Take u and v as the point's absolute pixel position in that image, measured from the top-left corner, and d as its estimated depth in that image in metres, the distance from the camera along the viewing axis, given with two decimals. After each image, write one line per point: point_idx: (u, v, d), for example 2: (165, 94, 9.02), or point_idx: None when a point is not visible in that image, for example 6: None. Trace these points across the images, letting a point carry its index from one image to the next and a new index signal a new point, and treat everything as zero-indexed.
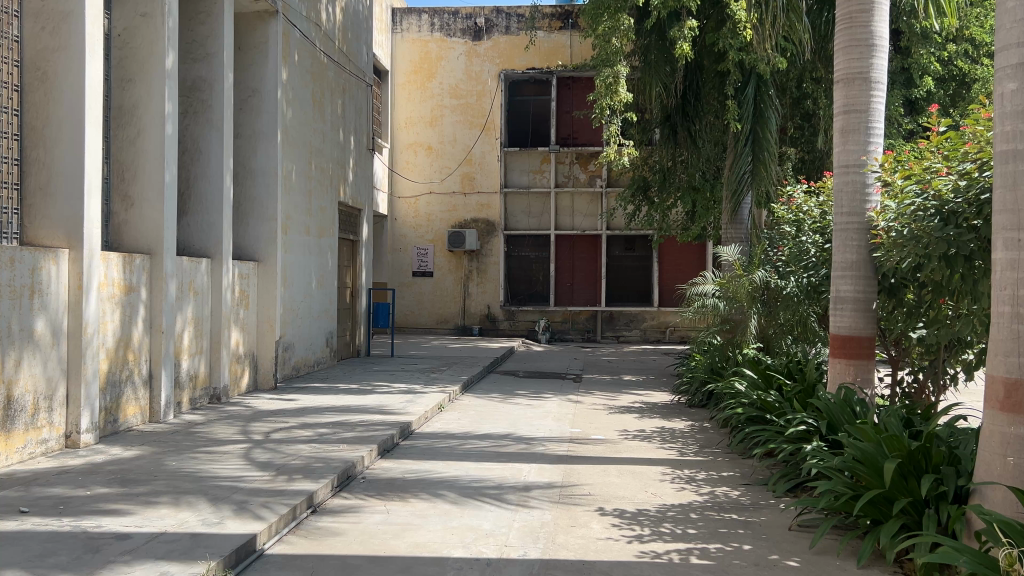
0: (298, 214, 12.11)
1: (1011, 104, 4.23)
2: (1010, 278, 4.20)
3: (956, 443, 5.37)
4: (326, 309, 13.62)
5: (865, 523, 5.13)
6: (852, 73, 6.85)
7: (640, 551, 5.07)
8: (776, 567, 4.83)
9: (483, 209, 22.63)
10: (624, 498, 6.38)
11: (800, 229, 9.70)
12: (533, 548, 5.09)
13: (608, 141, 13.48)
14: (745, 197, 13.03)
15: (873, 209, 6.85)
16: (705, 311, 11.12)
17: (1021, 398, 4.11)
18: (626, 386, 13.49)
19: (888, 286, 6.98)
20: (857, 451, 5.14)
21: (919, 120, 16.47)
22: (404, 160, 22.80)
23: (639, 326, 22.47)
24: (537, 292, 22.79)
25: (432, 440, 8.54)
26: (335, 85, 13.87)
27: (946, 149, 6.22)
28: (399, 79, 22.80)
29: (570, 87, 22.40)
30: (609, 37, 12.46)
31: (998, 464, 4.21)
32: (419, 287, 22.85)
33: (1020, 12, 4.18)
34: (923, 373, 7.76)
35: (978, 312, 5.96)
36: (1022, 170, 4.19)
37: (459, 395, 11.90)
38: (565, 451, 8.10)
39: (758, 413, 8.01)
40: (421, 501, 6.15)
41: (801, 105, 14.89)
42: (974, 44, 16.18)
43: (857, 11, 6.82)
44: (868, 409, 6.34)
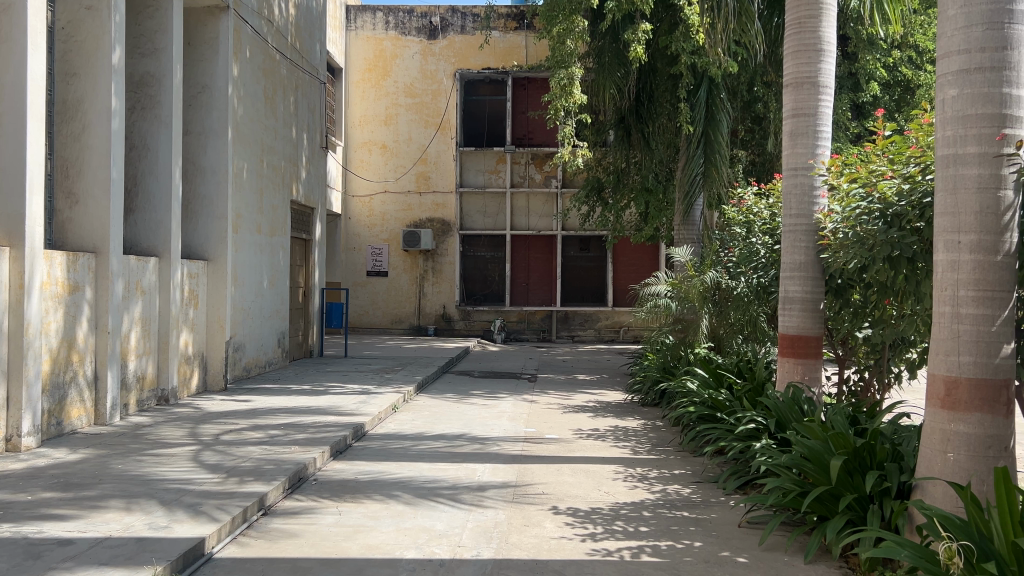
0: (249, 211, 11.92)
1: (953, 109, 4.34)
2: (950, 278, 4.31)
3: (900, 440, 5.50)
4: (278, 309, 13.43)
5: (812, 519, 5.23)
6: (801, 77, 7.04)
7: (593, 549, 5.11)
8: (726, 563, 4.90)
9: (438, 209, 22.54)
10: (578, 496, 6.42)
11: (751, 230, 9.85)
12: (486, 548, 5.09)
13: (563, 142, 13.55)
14: (698, 199, 13.24)
15: (821, 211, 6.99)
16: (657, 311, 11.25)
17: (960, 396, 4.23)
18: (581, 385, 13.59)
19: (836, 287, 7.12)
20: (805, 448, 5.23)
21: (866, 124, 16.86)
22: (358, 158, 22.59)
23: (593, 326, 22.69)
24: (493, 293, 22.84)
25: (386, 441, 8.52)
26: (287, 83, 13.70)
27: (890, 152, 6.32)
28: (353, 77, 22.58)
29: (526, 87, 22.42)
30: (564, 39, 12.46)
31: (938, 461, 4.34)
32: (373, 286, 22.72)
33: (961, 20, 4.30)
34: (869, 371, 7.90)
35: (922, 313, 6.04)
36: (961, 175, 4.30)
37: (414, 395, 11.87)
38: (520, 451, 8.12)
39: (709, 412, 8.13)
40: (375, 502, 6.11)
41: (752, 109, 15.15)
42: (917, 51, 16.62)
43: (806, 16, 7.00)
44: (815, 407, 6.48)
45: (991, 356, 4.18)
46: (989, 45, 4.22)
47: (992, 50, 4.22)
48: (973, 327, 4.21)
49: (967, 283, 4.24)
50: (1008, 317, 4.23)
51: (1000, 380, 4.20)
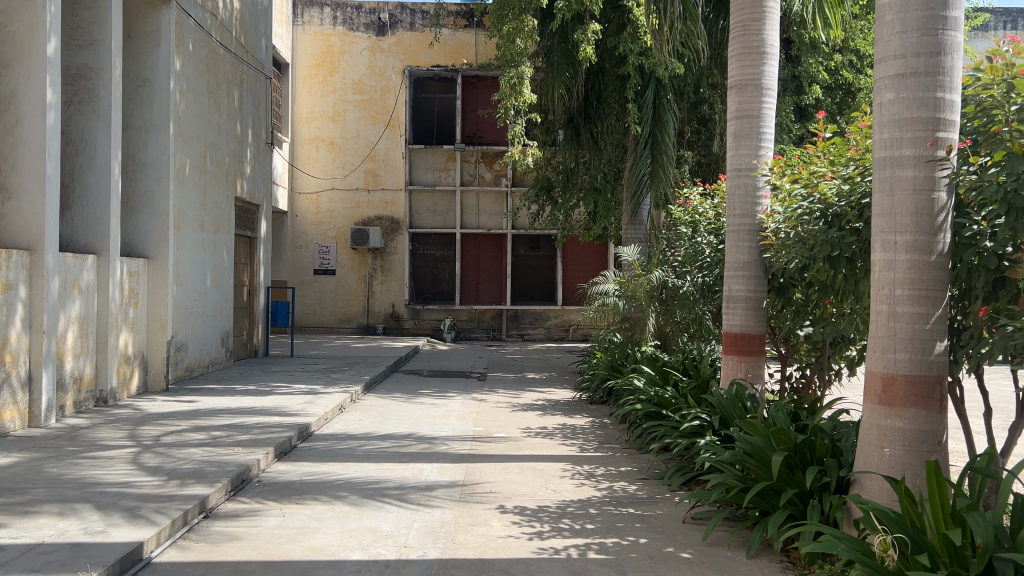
0: (191, 208, 11.66)
1: (890, 112, 4.45)
2: (887, 278, 4.42)
3: (838, 435, 5.63)
4: (221, 308, 13.17)
5: (754, 514, 5.31)
6: (744, 79, 7.18)
7: (539, 548, 5.12)
8: (670, 559, 4.95)
9: (387, 207, 22.37)
10: (525, 495, 6.43)
11: (696, 230, 9.98)
12: (432, 548, 5.06)
13: (513, 141, 13.59)
14: (645, 199, 13.37)
15: (763, 212, 7.14)
16: (605, 310, 11.30)
17: (896, 392, 4.34)
18: (529, 383, 13.61)
19: (777, 286, 7.26)
20: (747, 444, 5.32)
21: (809, 126, 17.12)
22: (304, 155, 22.27)
23: (543, 325, 22.75)
24: (442, 291, 22.75)
25: (332, 441, 8.41)
26: (232, 77, 13.44)
27: (830, 154, 6.43)
28: (300, 72, 22.25)
29: (475, 85, 22.36)
30: (513, 38, 12.45)
31: (875, 456, 4.44)
32: (320, 285, 22.46)
33: (898, 26, 4.40)
34: (810, 368, 8.03)
35: (861, 311, 6.10)
36: (897, 177, 4.40)
37: (362, 395, 11.76)
38: (468, 450, 8.10)
39: (656, 409, 8.24)
40: (319, 503, 6.04)
41: (698, 110, 15.34)
42: (857, 55, 16.98)
43: (750, 19, 7.14)
44: (758, 404, 6.60)
45: (926, 353, 4.30)
46: (924, 51, 4.33)
47: (927, 55, 4.33)
48: (908, 325, 4.32)
49: (902, 283, 4.35)
50: (942, 315, 4.34)
51: (934, 376, 4.32)
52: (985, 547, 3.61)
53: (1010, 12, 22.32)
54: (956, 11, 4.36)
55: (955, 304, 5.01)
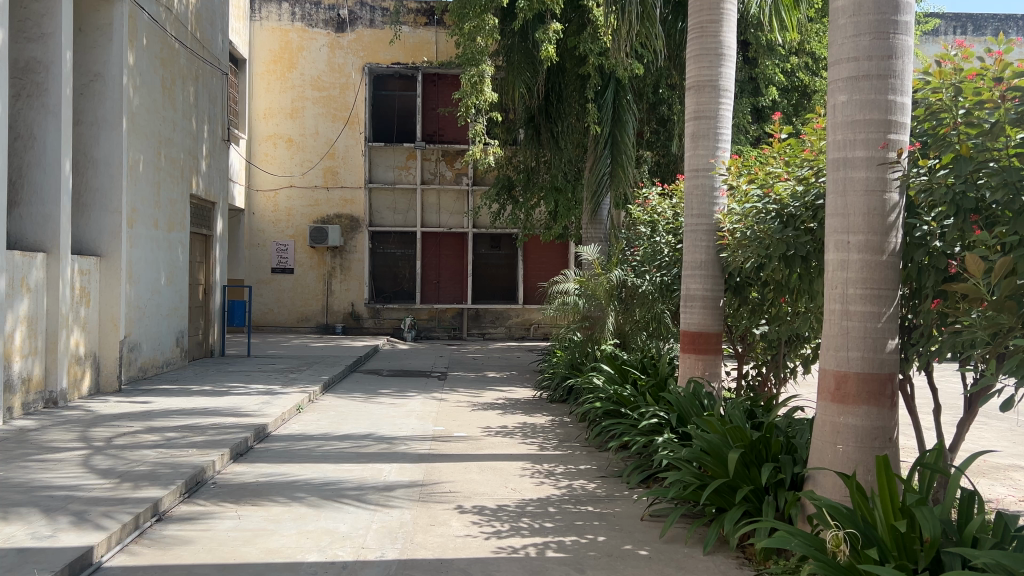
0: (145, 206, 11.44)
1: (843, 115, 4.52)
2: (840, 277, 4.49)
3: (793, 432, 5.72)
4: (176, 307, 12.94)
5: (711, 511, 5.37)
6: (702, 81, 7.24)
7: (497, 547, 5.11)
8: (628, 556, 4.98)
9: (346, 205, 22.19)
10: (484, 494, 6.42)
11: (655, 229, 10.07)
12: (390, 549, 5.03)
13: (474, 139, 13.57)
14: (605, 199, 13.46)
15: (720, 212, 7.22)
16: (566, 309, 11.39)
17: (848, 390, 4.42)
18: (490, 382, 13.60)
19: (734, 285, 7.37)
20: (704, 442, 5.37)
21: (765, 127, 17.33)
22: (262, 152, 22.01)
23: (504, 324, 22.76)
24: (403, 290, 22.63)
25: (289, 442, 8.32)
26: (187, 72, 13.21)
27: (786, 155, 6.53)
28: (257, 68, 21.96)
29: (436, 83, 22.18)
30: (474, 36, 12.42)
31: (828, 453, 4.52)
32: (278, 283, 22.22)
33: (851, 29, 4.47)
34: (766, 366, 8.13)
35: (815, 309, 6.17)
36: (850, 178, 4.48)
37: (321, 395, 11.66)
38: (428, 449, 8.07)
39: (615, 407, 8.30)
40: (276, 505, 5.96)
41: (657, 110, 15.48)
42: (813, 57, 17.23)
43: (708, 21, 7.21)
44: (715, 402, 6.68)
45: (878, 351, 4.38)
46: (877, 54, 4.40)
47: (880, 58, 4.40)
48: (861, 323, 4.39)
49: (855, 282, 4.42)
50: (893, 314, 4.42)
51: (885, 374, 4.40)
52: (932, 541, 3.69)
53: (959, 17, 22.89)
54: (906, 16, 4.44)
55: (906, 303, 5.11)
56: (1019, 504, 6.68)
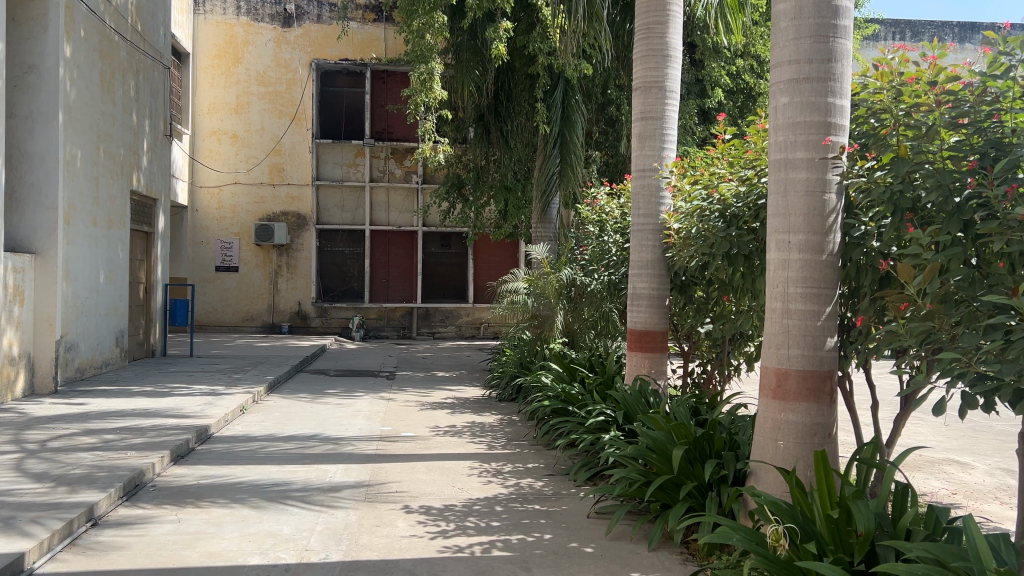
0: (83, 202, 11.14)
1: (784, 116, 4.61)
2: (781, 276, 4.56)
3: (736, 429, 5.80)
4: (116, 306, 12.62)
5: (655, 507, 5.42)
6: (649, 81, 7.31)
7: (443, 547, 5.08)
8: (574, 554, 4.99)
9: (292, 202, 21.90)
10: (431, 493, 6.38)
11: (603, 229, 10.12)
12: (334, 551, 4.96)
13: (424, 137, 13.50)
14: (554, 198, 13.51)
15: (666, 212, 7.31)
16: (515, 308, 11.31)
17: (789, 387, 4.50)
18: (439, 382, 13.55)
19: (679, 284, 7.48)
20: (649, 439, 5.42)
21: (711, 129, 17.56)
22: (206, 148, 21.59)
23: (454, 322, 22.71)
24: (351, 289, 22.41)
25: (232, 443, 8.16)
26: (127, 66, 12.88)
27: (729, 155, 6.65)
28: (201, 63, 21.52)
29: (385, 80, 22.05)
30: (423, 34, 12.31)
31: (770, 449, 4.59)
32: (222, 282, 21.83)
33: (792, 32, 4.55)
34: (711, 364, 8.23)
35: (757, 307, 6.26)
36: (790, 179, 4.56)
37: (265, 395, 11.49)
38: (374, 450, 8.00)
39: (563, 405, 8.34)
40: (217, 508, 5.84)
41: (606, 111, 15.58)
42: (758, 60, 17.55)
43: (654, 23, 7.28)
44: (660, 399, 6.80)
45: (817, 349, 4.46)
46: (817, 57, 4.49)
47: (820, 61, 4.49)
48: (801, 322, 4.47)
49: (795, 281, 4.50)
50: (832, 312, 4.50)
51: (825, 371, 4.49)
52: (866, 534, 3.77)
53: (898, 23, 23.55)
54: (844, 20, 4.53)
55: (845, 302, 5.21)
56: (953, 496, 6.89)
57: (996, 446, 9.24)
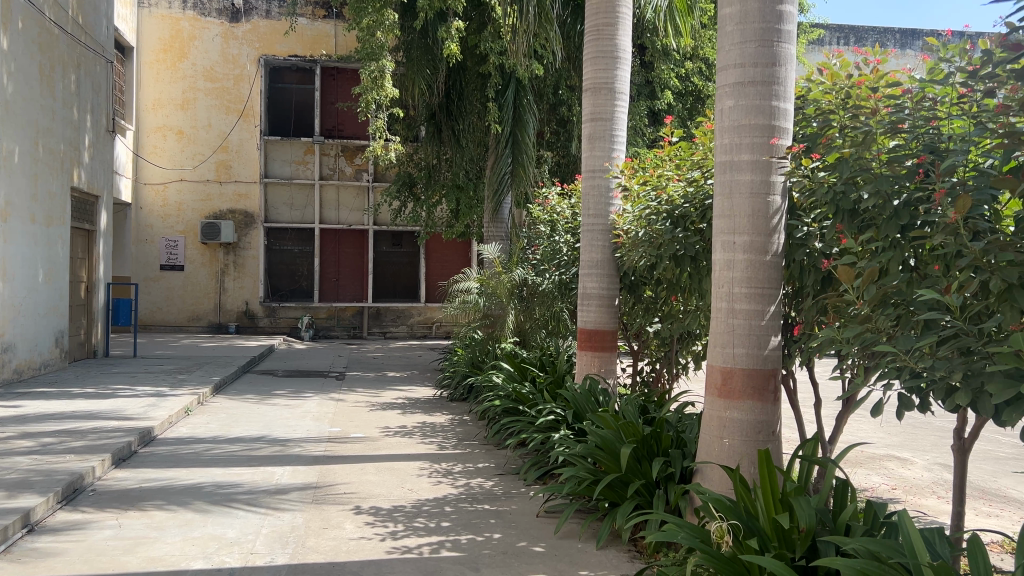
0: (20, 199, 10.82)
1: (730, 119, 4.68)
2: (725, 276, 4.64)
3: (684, 427, 5.87)
4: (55, 306, 12.28)
5: (604, 505, 5.46)
6: (598, 82, 7.36)
7: (392, 548, 5.05)
8: (522, 554, 5.01)
9: (240, 200, 21.57)
10: (380, 495, 6.33)
11: (555, 229, 10.18)
12: (280, 554, 4.90)
13: (375, 135, 13.40)
14: (506, 198, 13.52)
15: (615, 213, 7.37)
16: (467, 307, 11.39)
17: (734, 385, 4.57)
18: (389, 382, 13.47)
19: (629, 283, 7.56)
20: (598, 438, 5.47)
21: (660, 130, 17.75)
22: (150, 144, 21.11)
23: (406, 322, 22.60)
24: (300, 288, 22.14)
25: (176, 446, 8.00)
26: (67, 59, 12.55)
27: (677, 157, 6.71)
28: (145, 57, 21.04)
29: (335, 77, 21.85)
30: (373, 31, 12.19)
31: (715, 447, 4.66)
32: (168, 280, 21.42)
33: (737, 36, 4.62)
34: (659, 363, 8.31)
35: (703, 307, 6.36)
36: (734, 180, 4.63)
37: (211, 396, 11.29)
38: (323, 451, 7.92)
39: (513, 405, 8.36)
40: (161, 512, 5.73)
41: (557, 111, 15.62)
42: (707, 62, 17.82)
43: (604, 24, 7.32)
44: (609, 398, 6.85)
45: (761, 348, 4.53)
46: (761, 61, 4.57)
47: (765, 65, 4.57)
48: (745, 322, 4.54)
49: (740, 281, 4.57)
50: (775, 312, 4.58)
51: (769, 370, 4.56)
52: (807, 530, 3.85)
53: (842, 29, 24.07)
54: (788, 25, 4.61)
55: (789, 301, 5.30)
56: (892, 491, 7.06)
57: (935, 442, 9.51)
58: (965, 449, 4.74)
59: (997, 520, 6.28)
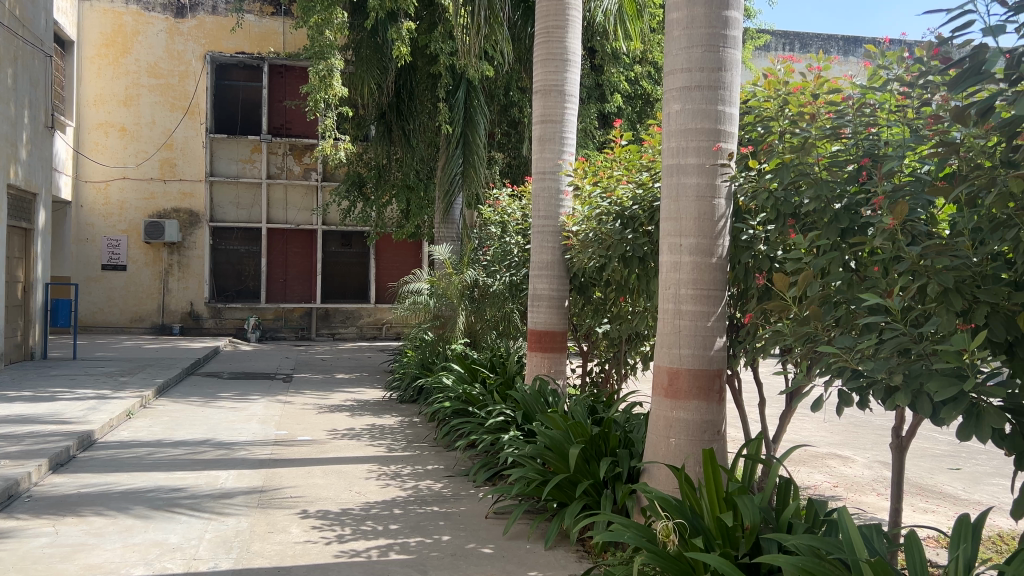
0: None
1: (677, 123, 4.73)
2: (672, 278, 4.69)
3: (631, 427, 5.93)
4: None
5: (553, 506, 5.47)
6: (548, 85, 7.40)
7: (339, 551, 5.00)
8: (471, 555, 5.00)
9: (185, 198, 21.17)
10: (328, 498, 6.27)
11: (505, 230, 10.25)
12: (224, 559, 4.81)
13: (324, 134, 13.25)
14: (457, 198, 13.48)
15: (565, 214, 7.40)
16: (417, 308, 11.29)
17: (680, 385, 4.63)
18: (337, 384, 13.34)
19: (579, 285, 7.62)
20: (547, 438, 5.49)
21: (610, 133, 17.87)
22: (91, 141, 20.57)
23: (355, 323, 22.42)
24: (247, 289, 21.79)
25: (117, 450, 7.81)
26: (4, 53, 12.17)
27: (626, 159, 6.75)
28: (87, 52, 20.51)
29: (283, 75, 21.58)
30: (322, 30, 12.05)
31: (662, 446, 4.71)
32: (109, 281, 20.91)
33: (685, 41, 4.67)
34: (608, 364, 8.37)
35: (651, 308, 6.43)
36: (681, 183, 4.69)
37: (155, 399, 11.04)
38: (269, 455, 7.80)
39: (463, 406, 8.36)
40: (100, 518, 5.58)
41: (508, 113, 15.61)
42: (656, 66, 18.02)
43: (554, 27, 7.37)
44: (558, 399, 6.88)
45: (706, 349, 4.60)
46: (707, 66, 4.63)
47: (710, 70, 4.63)
48: (692, 322, 4.60)
49: (686, 283, 4.63)
50: (721, 313, 4.65)
51: (714, 370, 4.62)
52: (752, 528, 3.90)
53: (787, 35, 24.55)
54: (734, 31, 4.68)
55: (735, 302, 5.39)
56: (834, 489, 7.23)
57: (875, 441, 9.75)
58: (903, 446, 4.86)
59: (933, 516, 6.48)
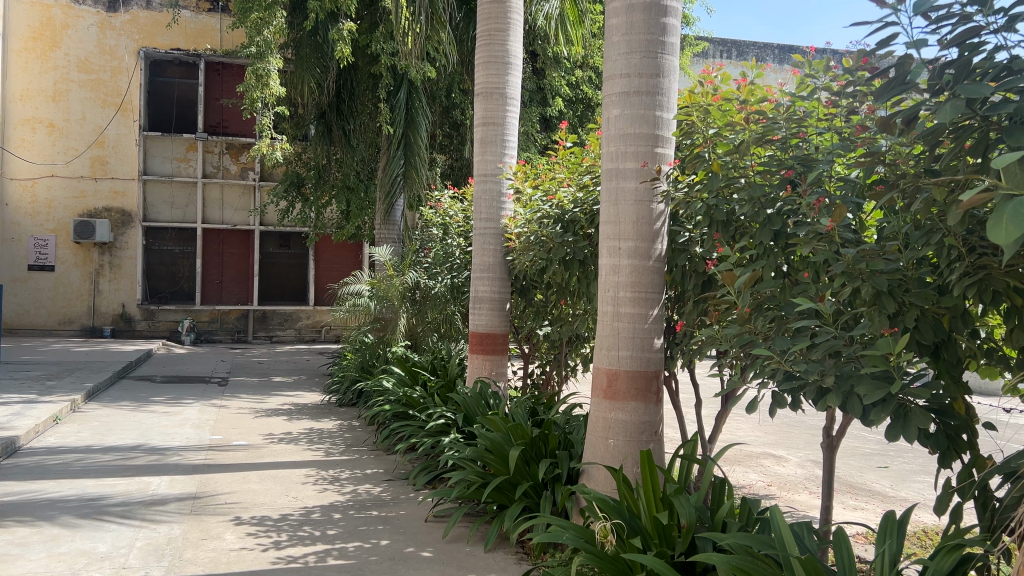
0: None
1: (616, 127, 4.79)
2: (611, 281, 4.74)
3: (572, 428, 5.96)
4: None
5: (492, 508, 5.48)
6: (490, 87, 7.40)
7: (276, 558, 4.91)
8: (410, 559, 4.97)
9: (117, 197, 20.58)
10: (264, 503, 6.16)
11: (447, 232, 10.18)
12: (155, 567, 4.69)
13: (261, 132, 13.02)
14: (399, 200, 13.37)
15: (507, 217, 7.39)
16: (357, 310, 11.26)
17: (619, 386, 4.67)
18: (274, 387, 13.11)
19: (520, 287, 7.65)
20: (487, 440, 5.49)
21: (552, 136, 17.92)
22: (18, 137, 19.84)
23: (293, 326, 22.10)
24: (181, 290, 21.36)
25: (42, 457, 7.54)
26: None
27: (569, 162, 6.74)
28: (13, 45, 19.78)
29: (219, 72, 21.24)
30: (260, 29, 11.85)
31: (601, 447, 4.75)
32: (36, 282, 20.22)
33: (626, 46, 4.72)
34: (549, 365, 8.42)
35: (592, 310, 6.45)
36: (619, 187, 4.75)
37: (84, 404, 10.70)
38: (203, 460, 7.64)
39: (403, 409, 8.30)
40: (23, 527, 5.39)
41: (450, 114, 15.57)
42: (596, 72, 18.16)
43: (495, 29, 7.37)
44: (500, 401, 6.86)
45: (644, 350, 4.65)
46: (647, 72, 4.69)
47: (649, 76, 4.69)
48: (630, 324, 4.64)
49: (625, 286, 4.68)
50: (658, 315, 4.71)
51: (652, 371, 4.68)
52: (688, 526, 3.95)
53: (725, 42, 25.07)
54: (672, 36, 4.74)
55: (672, 305, 5.49)
56: (767, 488, 7.40)
57: (808, 441, 9.98)
58: (834, 445, 4.98)
59: (862, 513, 6.66)
